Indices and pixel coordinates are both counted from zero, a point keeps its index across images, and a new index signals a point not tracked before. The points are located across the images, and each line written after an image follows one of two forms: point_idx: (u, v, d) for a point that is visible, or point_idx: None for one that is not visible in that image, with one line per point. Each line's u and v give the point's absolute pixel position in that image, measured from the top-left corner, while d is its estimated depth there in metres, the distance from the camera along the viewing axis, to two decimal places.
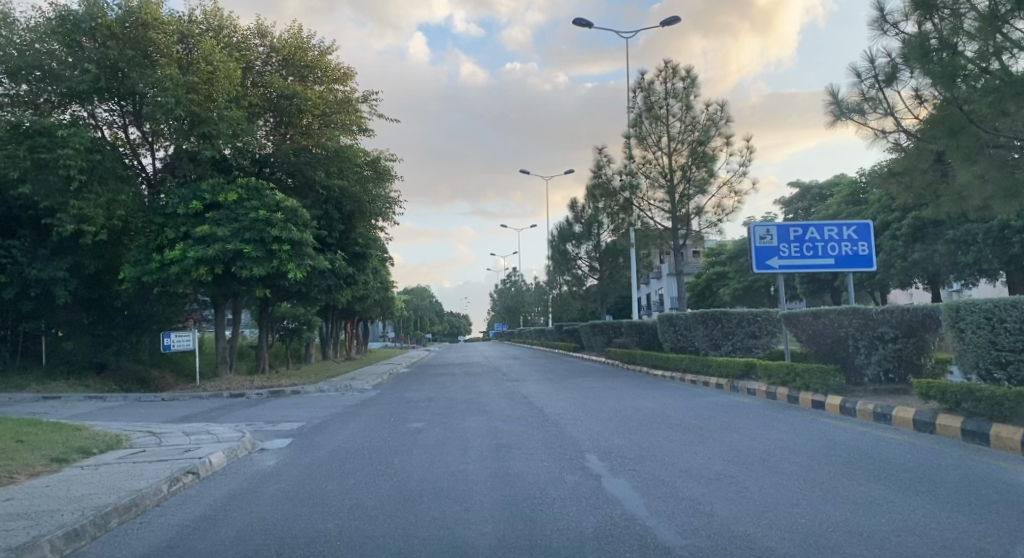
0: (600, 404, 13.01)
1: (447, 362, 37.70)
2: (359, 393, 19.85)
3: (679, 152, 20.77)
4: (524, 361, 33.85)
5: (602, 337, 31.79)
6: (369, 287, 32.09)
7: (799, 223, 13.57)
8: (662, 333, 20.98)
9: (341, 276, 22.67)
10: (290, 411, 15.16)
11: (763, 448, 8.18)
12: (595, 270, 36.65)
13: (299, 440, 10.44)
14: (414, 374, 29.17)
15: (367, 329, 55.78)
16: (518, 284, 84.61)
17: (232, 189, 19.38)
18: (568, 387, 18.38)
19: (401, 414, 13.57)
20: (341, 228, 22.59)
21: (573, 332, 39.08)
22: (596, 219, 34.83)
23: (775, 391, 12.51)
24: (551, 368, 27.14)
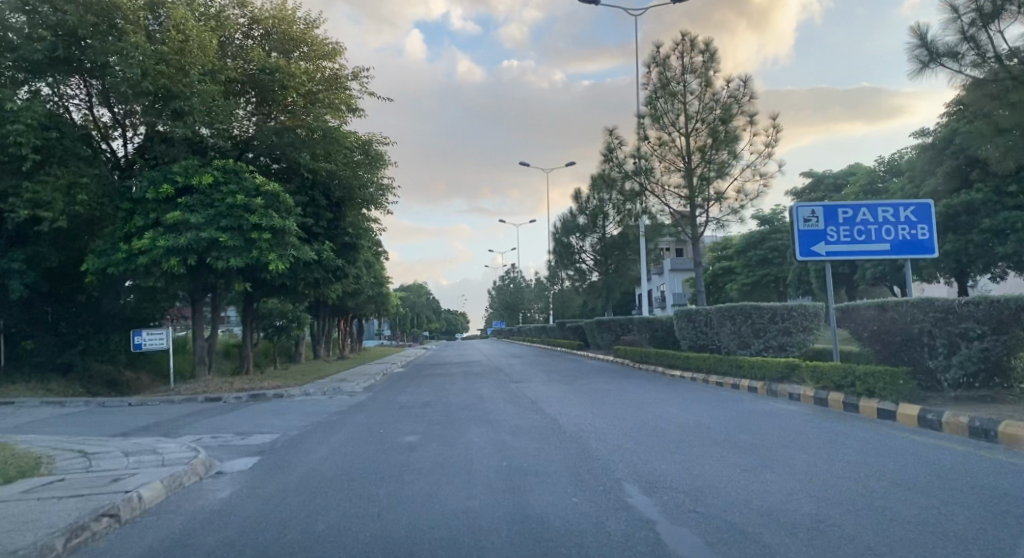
0: (623, 412, 11.24)
1: (445, 362, 35.91)
2: (348, 397, 18.04)
3: (699, 132, 19.08)
4: (526, 360, 32.10)
5: (608, 335, 30.04)
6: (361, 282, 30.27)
7: (849, 203, 11.85)
8: (680, 330, 19.19)
9: (329, 268, 20.89)
10: (268, 419, 13.42)
11: (847, 474, 6.45)
12: (599, 264, 34.89)
13: (267, 460, 8.64)
14: (410, 374, 27.39)
15: (360, 328, 53.92)
16: (517, 281, 82.74)
17: (207, 172, 17.59)
18: (578, 389, 16.62)
19: (392, 423, 11.81)
20: (329, 216, 20.80)
21: (576, 330, 37.32)
22: (601, 210, 33.21)
23: (827, 397, 10.73)
24: (556, 368, 25.40)
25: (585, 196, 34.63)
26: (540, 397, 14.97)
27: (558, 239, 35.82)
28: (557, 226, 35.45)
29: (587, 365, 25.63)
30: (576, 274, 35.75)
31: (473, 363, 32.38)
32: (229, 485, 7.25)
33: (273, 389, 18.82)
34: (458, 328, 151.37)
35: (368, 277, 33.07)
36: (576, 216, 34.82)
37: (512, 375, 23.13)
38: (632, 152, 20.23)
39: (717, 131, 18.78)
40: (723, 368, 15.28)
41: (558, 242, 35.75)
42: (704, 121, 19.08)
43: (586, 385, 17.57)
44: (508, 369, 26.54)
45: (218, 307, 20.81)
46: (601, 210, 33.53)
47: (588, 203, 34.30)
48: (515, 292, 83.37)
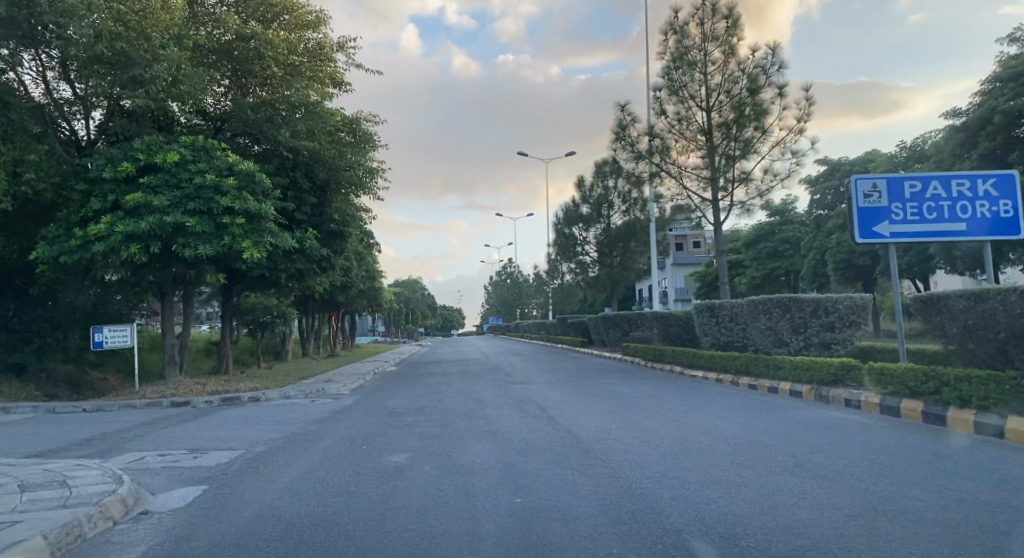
0: (653, 425, 9.42)
1: (441, 360, 34.08)
2: (333, 401, 16.18)
3: (722, 107, 17.44)
4: (527, 358, 30.32)
5: (615, 331, 28.29)
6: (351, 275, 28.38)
7: (917, 174, 10.02)
8: (700, 326, 17.41)
9: (312, 258, 19.04)
10: (237, 429, 11.61)
11: (995, 529, 4.65)
12: (603, 256, 33.01)
13: (214, 491, 6.72)
14: (403, 374, 25.54)
15: (353, 324, 52.04)
16: (515, 276, 80.92)
17: (172, 149, 15.71)
18: (591, 392, 14.83)
19: (379, 435, 10.02)
20: (312, 201, 18.94)
21: (579, 326, 35.49)
22: (606, 198, 32.12)
23: (900, 405, 8.88)
24: (560, 366, 23.62)
25: (588, 183, 32.81)
26: (549, 402, 13.16)
27: (559, 230, 33.92)
28: (558, 216, 33.53)
29: (594, 363, 23.89)
30: (579, 267, 33.74)
31: (470, 361, 30.55)
32: (151, 533, 5.39)
33: (250, 391, 17.00)
34: (454, 324, 149.58)
35: (357, 270, 31.19)
36: (579, 206, 32.90)
37: (514, 374, 21.34)
38: (646, 130, 18.38)
39: (742, 105, 16.99)
40: (758, 368, 13.53)
41: (560, 233, 33.86)
42: (727, 94, 17.30)
43: (598, 387, 15.78)
44: (510, 367, 24.76)
45: (190, 300, 18.93)
46: (607, 198, 32.17)
47: (595, 192, 32.49)
48: (512, 288, 81.60)
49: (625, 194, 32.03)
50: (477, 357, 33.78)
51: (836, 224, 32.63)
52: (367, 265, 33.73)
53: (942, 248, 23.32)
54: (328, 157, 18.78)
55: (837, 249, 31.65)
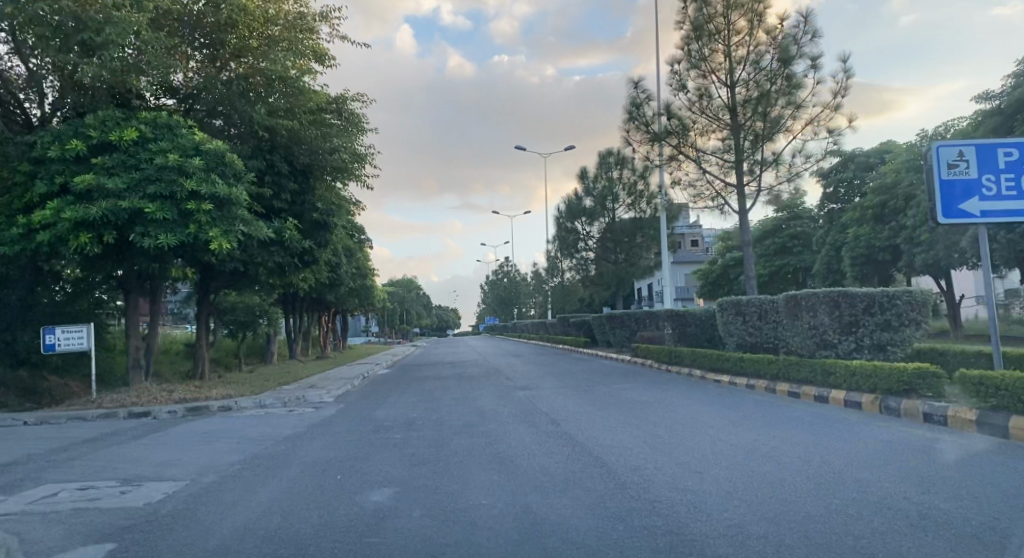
0: (698, 448, 7.65)
1: (436, 362, 32.23)
2: (313, 411, 14.32)
3: (747, 82, 15.67)
4: (526, 360, 28.56)
5: (621, 330, 26.50)
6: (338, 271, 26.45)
7: (1013, 139, 8.25)
8: (725, 326, 15.66)
9: (292, 251, 17.20)
10: (193, 446, 9.75)
11: None
12: (609, 251, 31.22)
13: (122, 551, 4.88)
14: (395, 378, 23.71)
15: (344, 325, 50.18)
16: (512, 275, 79.19)
17: (131, 126, 13.84)
18: (604, 400, 13.04)
19: (361, 459, 8.18)
20: (292, 188, 17.09)
21: (581, 326, 33.71)
22: (610, 190, 30.34)
23: (1009, 424, 7.11)
24: (564, 369, 21.82)
25: (591, 174, 31.02)
26: (559, 414, 11.38)
27: (559, 225, 32.04)
28: (559, 209, 31.71)
29: (601, 366, 22.10)
30: (583, 262, 31.92)
31: (466, 364, 28.70)
32: None
33: (222, 400, 15.10)
34: (448, 325, 147.55)
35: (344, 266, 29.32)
36: (582, 198, 31.06)
37: (515, 378, 19.49)
38: (663, 109, 16.63)
39: (771, 79, 15.32)
40: (802, 373, 11.77)
41: (560, 227, 32.04)
42: (754, 66, 15.54)
43: (613, 395, 13.98)
44: (510, 370, 22.94)
45: (157, 298, 17.01)
46: (611, 189, 30.35)
47: (599, 182, 30.67)
48: (508, 287, 79.96)
49: (632, 182, 30.45)
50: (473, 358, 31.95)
51: (851, 218, 30.99)
52: (356, 262, 31.83)
53: (976, 240, 21.67)
54: (309, 139, 16.91)
55: (853, 244, 30.00)
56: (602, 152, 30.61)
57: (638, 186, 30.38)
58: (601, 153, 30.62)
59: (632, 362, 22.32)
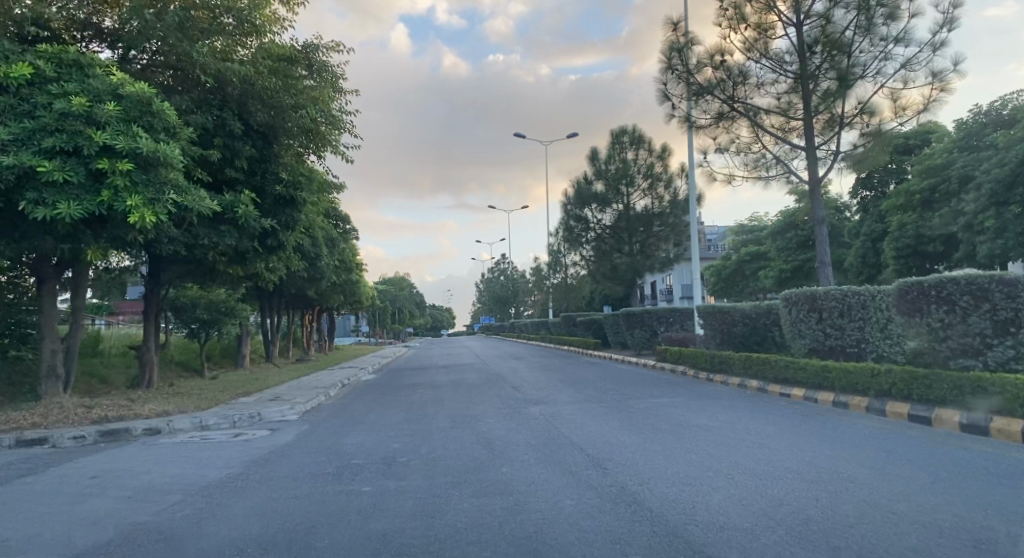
0: (878, 543, 4.40)
1: (429, 365, 28.99)
2: (269, 434, 11.02)
3: (820, 16, 12.46)
4: (530, 363, 25.31)
5: (640, 331, 23.27)
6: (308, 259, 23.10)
7: None
8: (791, 325, 12.68)
9: (248, 231, 13.90)
10: (61, 504, 6.44)
11: None
12: (623, 241, 27.87)
13: None
14: (382, 386, 20.47)
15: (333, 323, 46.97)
16: (511, 273, 76.19)
17: (22, 60, 10.46)
18: (652, 424, 9.76)
19: (302, 546, 4.88)
20: (249, 152, 13.77)
21: (590, 326, 30.52)
22: (624, 172, 27.02)
23: None
24: (580, 377, 18.61)
25: (602, 155, 27.66)
26: (598, 448, 8.08)
27: (567, 213, 28.62)
28: (566, 195, 28.34)
29: (622, 373, 18.85)
30: (593, 254, 28.47)
31: (462, 368, 25.40)
32: None
33: (153, 419, 11.77)
34: (442, 324, 144.29)
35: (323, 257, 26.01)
36: (593, 182, 27.68)
37: (523, 388, 16.21)
38: (710, 54, 13.41)
39: (852, 10, 12.10)
40: (934, 391, 8.56)
41: (568, 216, 28.63)
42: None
43: (658, 415, 10.68)
44: (515, 377, 19.67)
45: (78, 288, 13.62)
46: (625, 171, 26.99)
47: (613, 163, 27.29)
48: (505, 285, 76.86)
49: (649, 164, 27.21)
50: (471, 362, 28.65)
51: (892, 206, 27.88)
52: (338, 253, 28.53)
53: None
54: (269, 90, 13.61)
55: (896, 235, 26.90)
56: (615, 130, 27.29)
57: (655, 168, 27.19)
58: (614, 130, 27.28)
59: (659, 368, 19.06)
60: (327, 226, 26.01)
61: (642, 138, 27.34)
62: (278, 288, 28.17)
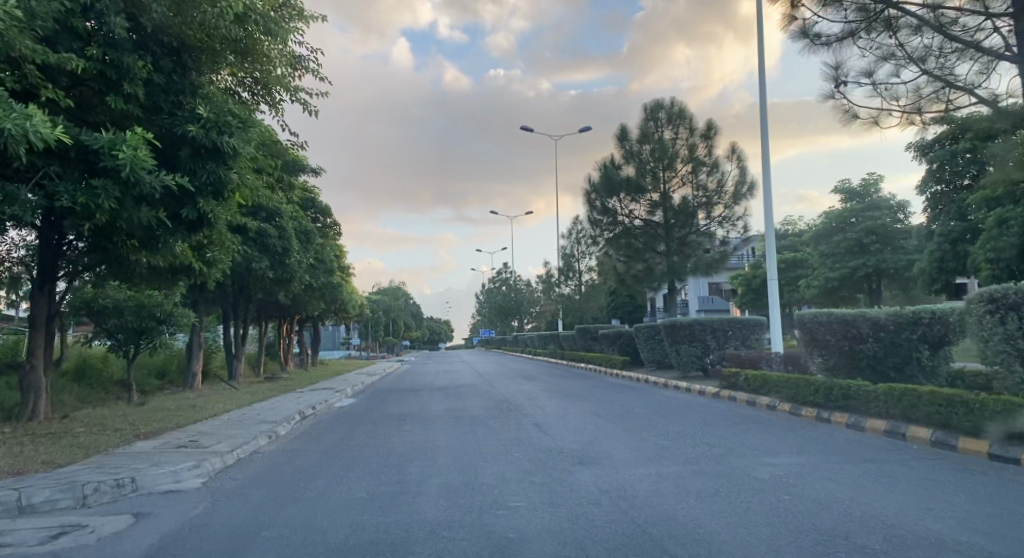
0: None
1: (422, 386, 24.23)
2: (126, 531, 6.19)
3: None
4: (547, 387, 20.51)
5: (688, 346, 18.41)
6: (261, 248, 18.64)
7: None
8: (998, 338, 7.75)
9: (139, 189, 9.04)
10: None
11: None
12: (659, 237, 23.12)
13: None
14: (359, 416, 15.69)
15: (316, 335, 42.22)
16: (513, 283, 71.55)
17: None
18: (844, 540, 4.90)
19: None
20: (145, 71, 9.08)
21: (616, 340, 25.75)
22: (664, 152, 22.26)
23: None
24: (623, 410, 13.83)
25: (634, 134, 22.88)
26: None
27: (591, 204, 23.70)
28: (591, 183, 23.45)
29: (681, 403, 14.01)
30: (623, 254, 23.48)
31: (464, 392, 20.56)
32: None
33: None
34: (440, 337, 139.17)
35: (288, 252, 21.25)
36: (624, 167, 22.87)
37: (552, 429, 11.40)
38: None
39: None
40: None
41: (592, 209, 23.69)
42: None
43: (826, 508, 5.82)
44: (533, 407, 14.85)
45: None
46: (665, 151, 22.21)
47: (649, 142, 22.51)
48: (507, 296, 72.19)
49: (691, 143, 22.47)
50: (473, 383, 23.82)
51: (980, 200, 23.22)
52: (312, 249, 23.84)
53: None
54: None
55: (992, 234, 22.18)
56: (649, 103, 22.61)
57: (697, 149, 22.46)
58: (648, 103, 22.60)
59: (728, 397, 14.19)
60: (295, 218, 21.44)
61: (682, 114, 22.61)
62: (240, 290, 23.57)
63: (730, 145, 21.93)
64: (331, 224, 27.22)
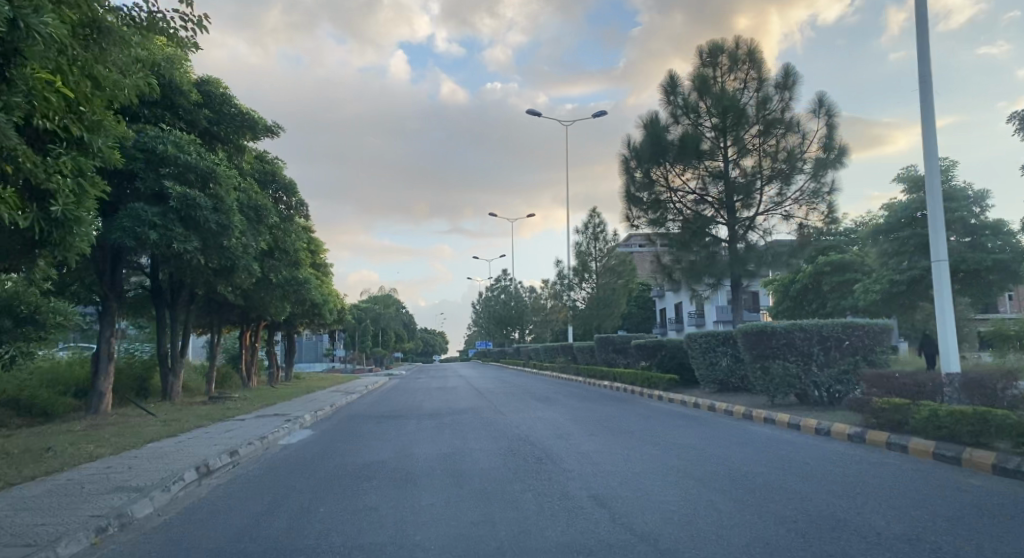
0: None
1: (408, 411, 18.83)
2: None
3: None
4: (575, 416, 15.21)
5: (782, 361, 13.09)
6: (171, 221, 13.52)
7: None
8: None
9: None
10: None
11: None
12: (718, 218, 17.92)
13: None
14: (304, 468, 10.30)
15: (291, 344, 37.04)
16: (513, 292, 66.38)
17: None
18: None
19: None
20: None
21: (655, 354, 20.46)
22: (728, 106, 17.15)
23: None
24: (724, 465, 8.57)
25: (687, 85, 17.80)
26: None
27: (628, 175, 18.45)
28: (630, 149, 18.27)
29: (817, 456, 8.76)
30: (670, 239, 18.21)
31: (464, 421, 15.25)
32: None
33: None
34: (434, 349, 133.92)
35: (224, 232, 15.84)
36: (674, 126, 17.77)
37: (638, 520, 6.14)
38: None
39: None
40: None
41: (630, 181, 18.39)
42: None
43: None
44: (577, 456, 9.57)
45: None
46: (730, 104, 17.09)
47: (708, 95, 17.43)
48: (506, 305, 67.01)
49: (763, 96, 17.27)
50: (475, 406, 18.52)
51: None
52: (264, 231, 18.43)
53: None
54: None
55: None
56: (710, 44, 17.59)
57: (771, 103, 17.27)
58: (708, 44, 17.60)
59: (890, 445, 8.90)
60: (231, 187, 16.00)
61: (751, 58, 17.46)
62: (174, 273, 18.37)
63: (817, 97, 16.70)
64: (297, 204, 21.82)
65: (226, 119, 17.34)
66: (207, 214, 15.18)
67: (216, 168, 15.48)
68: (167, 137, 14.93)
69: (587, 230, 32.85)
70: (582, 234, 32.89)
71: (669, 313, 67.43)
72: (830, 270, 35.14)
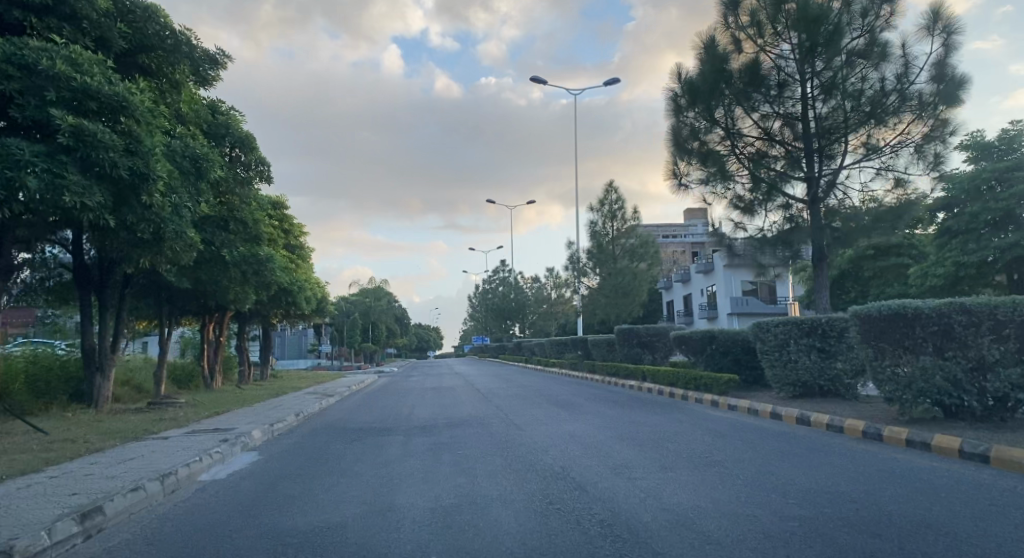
0: None
1: (396, 421, 14.82)
2: None
3: None
4: (619, 432, 11.26)
5: (926, 359, 9.10)
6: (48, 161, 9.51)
7: None
8: None
9: None
10: None
11: None
12: (793, 172, 13.97)
13: None
14: (217, 536, 6.20)
15: (268, 339, 32.89)
16: (513, 283, 62.33)
17: None
18: None
19: None
20: None
21: (704, 348, 16.50)
22: (809, 22, 13.12)
23: None
24: (968, 547, 4.63)
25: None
26: None
27: (677, 116, 14.58)
28: (680, 82, 14.31)
29: None
30: (731, 199, 14.33)
31: (471, 439, 11.24)
32: None
33: None
34: (428, 346, 129.94)
35: (141, 185, 11.74)
36: (736, 52, 13.86)
37: None
38: None
39: None
40: None
41: (678, 125, 14.52)
42: None
43: None
44: (674, 524, 5.62)
45: None
46: (813, 20, 13.06)
47: (782, 9, 13.43)
48: (505, 297, 62.93)
49: (856, 10, 13.15)
50: (481, 415, 14.60)
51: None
52: (206, 192, 14.29)
53: None
54: None
55: None
56: None
57: (865, 20, 13.15)
58: None
59: None
60: (149, 126, 11.92)
61: None
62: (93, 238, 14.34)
63: (931, 8, 12.55)
64: (253, 163, 17.71)
65: (153, 42, 13.34)
66: (115, 157, 11.11)
67: (130, 96, 11.41)
68: (56, 50, 10.82)
69: (601, 207, 28.83)
70: (596, 212, 28.86)
71: (677, 306, 63.63)
72: (872, 255, 31.38)
